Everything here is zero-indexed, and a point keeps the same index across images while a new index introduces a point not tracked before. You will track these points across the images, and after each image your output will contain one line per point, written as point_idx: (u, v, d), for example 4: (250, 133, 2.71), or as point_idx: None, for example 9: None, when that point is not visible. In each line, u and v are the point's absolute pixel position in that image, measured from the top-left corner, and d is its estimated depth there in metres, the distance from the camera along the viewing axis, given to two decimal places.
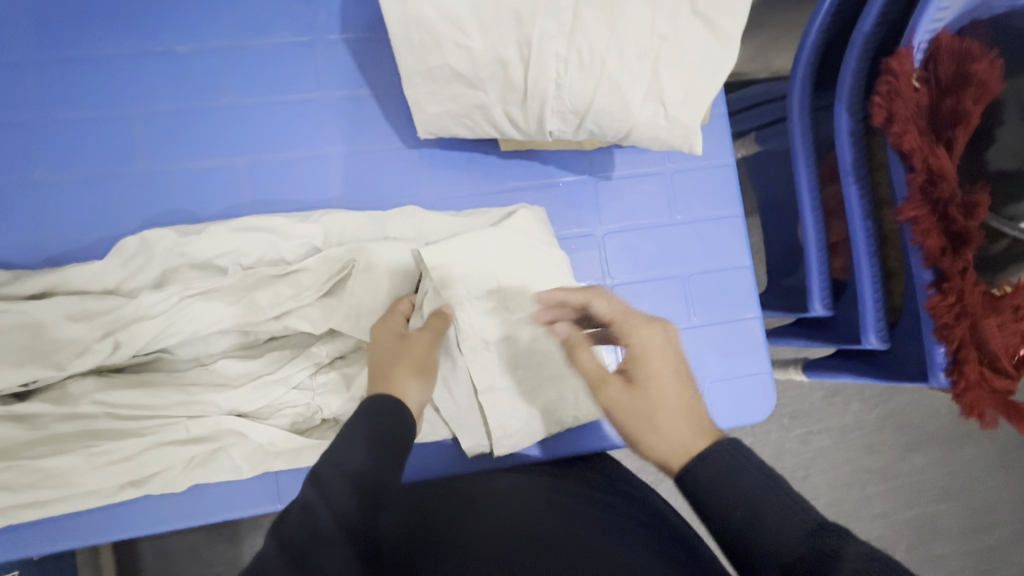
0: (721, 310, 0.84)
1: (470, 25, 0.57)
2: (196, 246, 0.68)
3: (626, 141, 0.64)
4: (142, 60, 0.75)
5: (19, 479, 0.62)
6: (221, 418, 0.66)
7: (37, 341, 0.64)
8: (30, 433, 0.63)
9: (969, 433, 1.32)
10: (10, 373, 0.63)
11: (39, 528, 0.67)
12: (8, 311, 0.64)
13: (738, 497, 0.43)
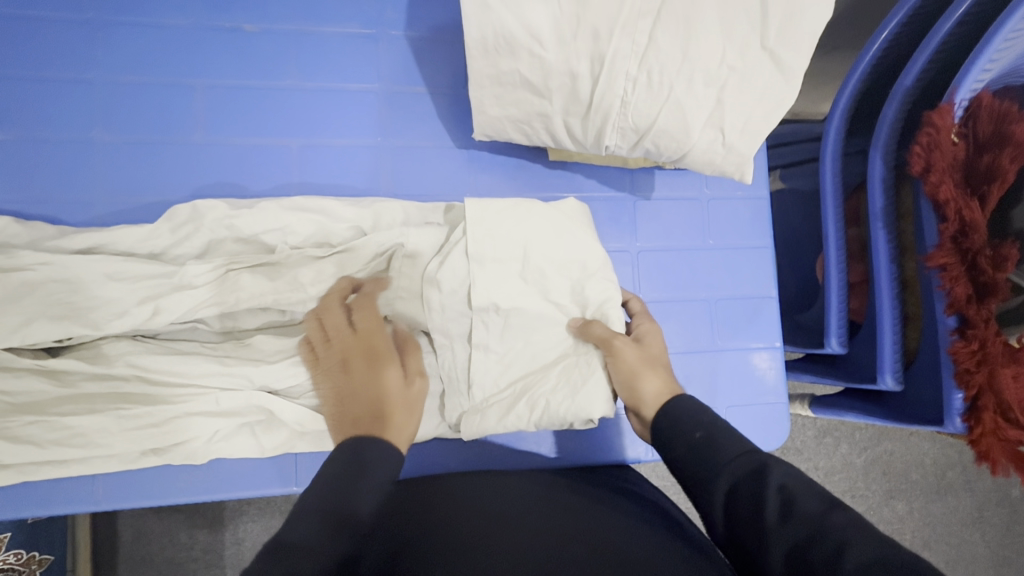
0: (745, 338, 0.85)
1: (548, 37, 0.59)
2: (245, 220, 0.69)
3: (680, 164, 0.66)
4: (211, 34, 0.75)
5: (45, 434, 0.63)
6: (252, 393, 0.66)
7: (77, 299, 0.65)
8: (61, 389, 0.63)
9: (950, 486, 1.35)
10: (48, 327, 0.63)
11: (53, 487, 0.67)
12: (52, 264, 0.65)
13: (697, 427, 0.55)
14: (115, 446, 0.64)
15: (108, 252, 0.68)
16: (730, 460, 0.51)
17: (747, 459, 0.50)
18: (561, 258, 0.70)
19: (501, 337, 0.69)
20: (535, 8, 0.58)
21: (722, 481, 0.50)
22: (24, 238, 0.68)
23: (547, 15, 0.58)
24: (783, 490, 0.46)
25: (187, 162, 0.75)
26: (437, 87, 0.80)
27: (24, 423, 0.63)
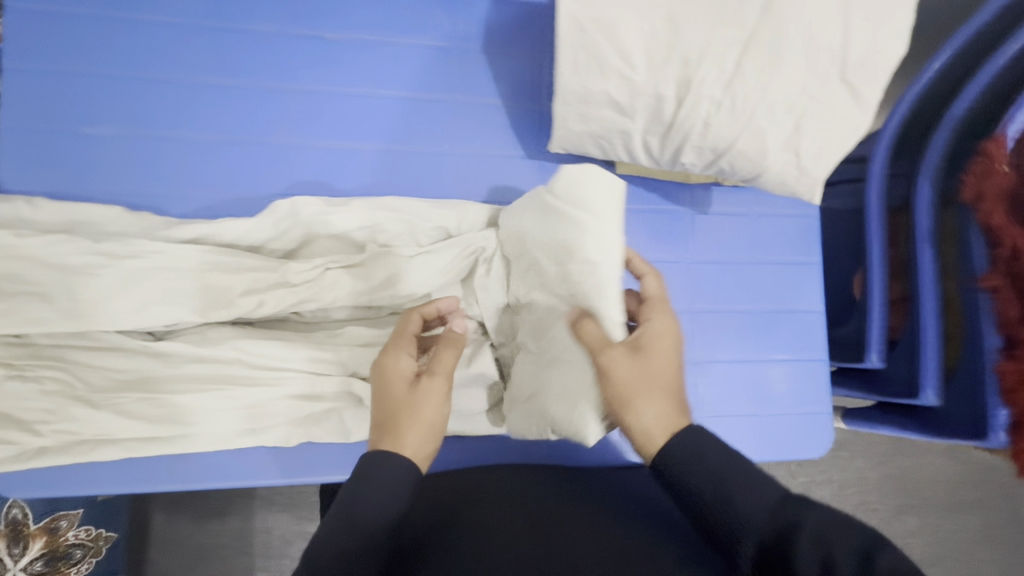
0: (795, 349, 0.89)
1: (640, 61, 0.63)
2: (339, 217, 0.74)
3: (753, 183, 0.70)
4: (292, 40, 0.77)
5: (154, 412, 0.69)
6: (345, 379, 0.72)
7: (184, 287, 0.70)
8: (167, 369, 0.69)
9: (960, 503, 1.39)
10: (159, 312, 0.69)
11: (148, 463, 0.72)
12: (160, 253, 0.70)
13: (706, 476, 0.51)
14: (218, 424, 0.71)
15: (211, 244, 0.74)
16: (764, 502, 0.48)
17: (776, 508, 0.47)
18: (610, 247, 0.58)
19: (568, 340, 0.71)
20: (630, 36, 0.62)
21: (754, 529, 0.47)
22: (131, 227, 0.72)
23: (640, 43, 0.62)
24: (818, 539, 0.42)
25: (274, 161, 0.77)
26: (511, 100, 0.83)
27: (137, 399, 0.69)
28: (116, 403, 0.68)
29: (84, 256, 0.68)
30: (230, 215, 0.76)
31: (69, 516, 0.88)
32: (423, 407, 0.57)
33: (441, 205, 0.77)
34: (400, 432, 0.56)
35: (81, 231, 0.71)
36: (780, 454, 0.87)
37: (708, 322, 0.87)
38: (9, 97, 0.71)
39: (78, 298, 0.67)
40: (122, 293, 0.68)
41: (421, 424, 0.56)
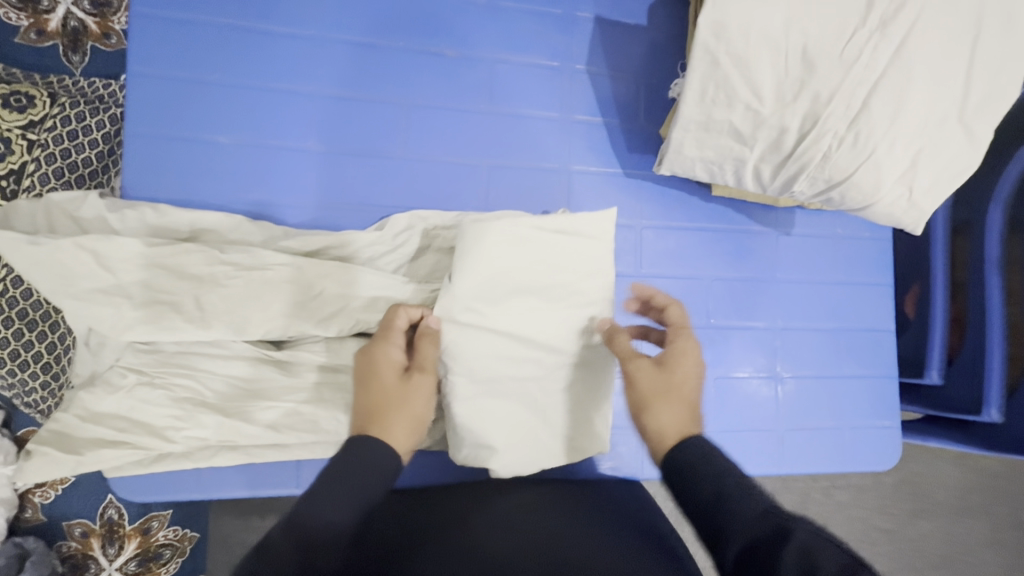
0: (869, 366, 0.94)
1: (768, 95, 0.66)
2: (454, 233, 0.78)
3: (860, 213, 0.73)
4: (418, 59, 0.81)
5: (281, 420, 0.71)
6: None
7: (309, 299, 0.72)
8: (289, 379, 0.72)
9: (968, 508, 1.45)
10: (287, 324, 0.71)
11: (262, 467, 0.74)
12: (286, 265, 0.72)
13: (707, 480, 0.51)
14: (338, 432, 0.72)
15: (330, 257, 0.76)
16: (747, 519, 0.48)
17: (767, 521, 0.47)
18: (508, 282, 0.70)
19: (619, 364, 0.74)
20: (762, 72, 0.65)
21: (735, 539, 0.47)
22: (254, 238, 0.74)
23: (771, 79, 0.66)
24: (806, 553, 0.43)
25: (393, 174, 0.80)
26: (612, 119, 0.87)
27: (263, 409, 0.71)
28: (245, 411, 0.71)
29: (213, 267, 0.70)
30: (348, 227, 0.79)
31: (159, 517, 0.88)
32: (410, 401, 0.60)
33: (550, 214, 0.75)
34: (650, 410, 0.58)
35: (207, 240, 0.72)
36: (850, 466, 0.91)
37: (787, 339, 0.92)
38: (137, 106, 0.73)
39: (207, 309, 0.69)
40: (251, 304, 0.70)
41: (395, 412, 0.58)
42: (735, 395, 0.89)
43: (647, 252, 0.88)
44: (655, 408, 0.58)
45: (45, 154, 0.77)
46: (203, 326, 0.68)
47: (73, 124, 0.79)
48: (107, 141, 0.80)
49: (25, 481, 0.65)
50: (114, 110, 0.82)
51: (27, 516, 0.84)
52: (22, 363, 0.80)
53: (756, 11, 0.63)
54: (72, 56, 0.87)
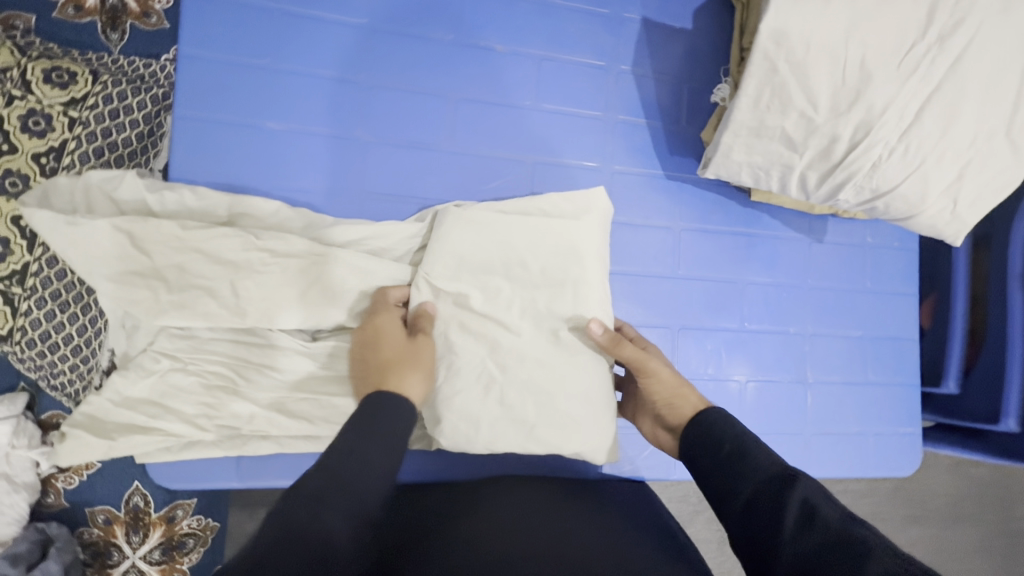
0: (893, 374, 0.96)
1: (824, 104, 0.68)
2: None
3: (903, 223, 0.75)
4: (468, 52, 0.81)
5: (315, 412, 0.70)
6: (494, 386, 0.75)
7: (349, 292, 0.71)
8: (326, 371, 0.71)
9: (957, 515, 1.45)
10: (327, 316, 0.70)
11: (289, 459, 0.73)
12: (327, 255, 0.70)
13: (726, 440, 0.59)
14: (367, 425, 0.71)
15: (369, 248, 0.75)
16: (759, 469, 0.54)
17: (774, 477, 0.53)
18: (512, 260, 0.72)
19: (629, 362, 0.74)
20: (820, 80, 0.66)
21: (747, 485, 0.54)
22: (293, 225, 0.72)
23: (828, 88, 0.67)
24: (807, 504, 0.49)
25: (438, 166, 0.80)
26: (655, 122, 0.88)
27: (299, 401, 0.70)
28: (279, 401, 0.69)
29: (249, 253, 0.67)
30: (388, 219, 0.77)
31: (185, 505, 0.87)
32: (414, 359, 0.64)
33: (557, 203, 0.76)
34: (676, 395, 0.69)
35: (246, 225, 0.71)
36: (871, 470, 0.93)
37: (816, 344, 0.93)
38: (185, 88, 0.72)
39: (245, 296, 0.67)
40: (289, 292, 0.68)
41: (408, 367, 0.63)
42: (764, 399, 0.90)
43: (684, 253, 0.89)
44: (680, 399, 0.68)
45: (86, 132, 0.76)
46: (240, 315, 0.67)
47: (114, 103, 0.77)
48: (148, 122, 0.79)
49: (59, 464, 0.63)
50: (156, 90, 0.80)
51: (48, 501, 0.83)
52: (51, 345, 0.78)
53: (819, 21, 0.64)
54: (111, 34, 0.85)
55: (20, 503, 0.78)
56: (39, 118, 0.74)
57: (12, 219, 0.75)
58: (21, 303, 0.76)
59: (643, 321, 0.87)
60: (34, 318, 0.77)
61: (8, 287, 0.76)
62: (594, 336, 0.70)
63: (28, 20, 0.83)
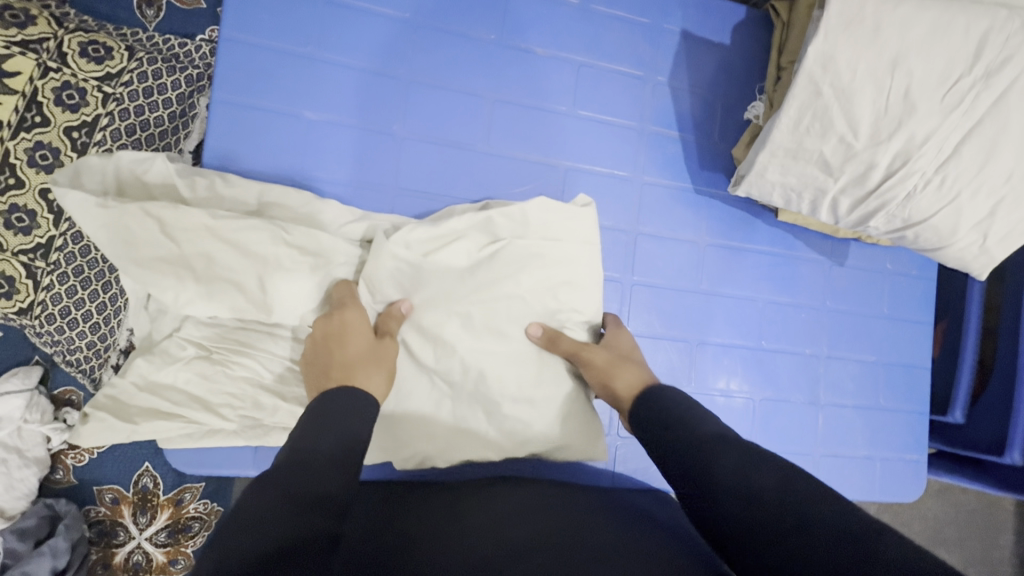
0: (903, 400, 0.96)
1: (863, 131, 0.68)
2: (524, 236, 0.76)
3: (931, 253, 0.76)
4: (508, 54, 0.80)
5: None
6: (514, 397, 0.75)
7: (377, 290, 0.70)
8: None
9: (942, 539, 1.47)
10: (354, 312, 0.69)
11: None
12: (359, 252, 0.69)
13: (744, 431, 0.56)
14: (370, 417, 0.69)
15: None
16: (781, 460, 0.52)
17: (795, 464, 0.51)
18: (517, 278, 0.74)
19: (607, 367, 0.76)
20: (862, 107, 0.67)
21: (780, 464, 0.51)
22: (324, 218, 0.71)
23: (870, 116, 0.67)
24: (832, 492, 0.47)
25: (470, 166, 0.79)
26: (688, 135, 0.88)
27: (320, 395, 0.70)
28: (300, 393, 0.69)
29: (284, 251, 0.66)
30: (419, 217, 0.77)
31: (193, 488, 0.86)
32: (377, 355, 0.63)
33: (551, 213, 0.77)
34: (612, 376, 0.67)
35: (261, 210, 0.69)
36: (877, 495, 0.94)
37: (829, 367, 0.94)
38: (225, 71, 0.71)
39: (272, 287, 0.66)
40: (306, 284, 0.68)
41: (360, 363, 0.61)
42: (776, 418, 0.91)
43: (707, 268, 0.89)
44: (614, 372, 0.67)
45: (120, 109, 0.75)
46: (266, 311, 0.66)
47: (149, 81, 0.76)
48: (181, 102, 0.79)
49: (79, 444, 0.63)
50: (191, 70, 0.80)
51: (57, 477, 0.82)
52: (71, 321, 0.77)
53: (866, 49, 0.65)
54: (147, 10, 0.84)
55: (31, 477, 0.78)
56: (72, 92, 0.73)
57: (39, 191, 0.73)
58: (43, 278, 0.75)
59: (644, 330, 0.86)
60: (55, 293, 0.76)
61: (32, 260, 0.74)
62: (534, 339, 0.70)
63: None
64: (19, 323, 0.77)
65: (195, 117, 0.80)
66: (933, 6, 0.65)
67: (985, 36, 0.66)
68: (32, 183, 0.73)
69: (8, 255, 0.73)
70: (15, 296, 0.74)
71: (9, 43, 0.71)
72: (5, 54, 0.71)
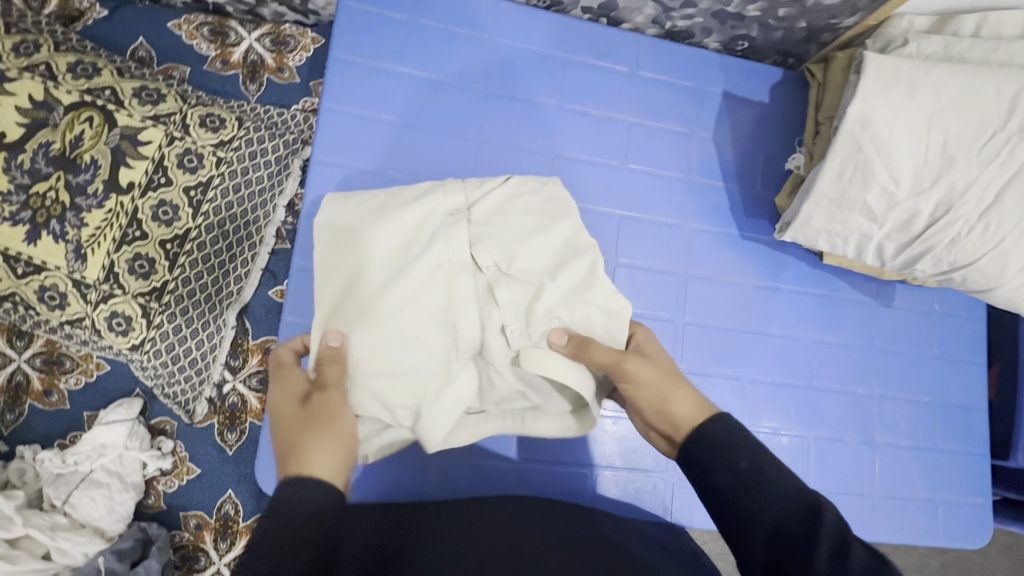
0: (962, 442, 0.96)
1: (904, 181, 0.73)
2: (546, 259, 0.69)
3: (981, 294, 0.78)
4: (566, 115, 0.90)
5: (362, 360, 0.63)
6: (431, 393, 0.64)
7: (437, 235, 0.68)
8: (386, 288, 0.65)
9: None
10: (420, 262, 0.66)
11: (390, 464, 0.78)
12: (437, 209, 0.70)
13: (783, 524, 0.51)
14: (392, 407, 0.64)
15: (489, 253, 0.68)
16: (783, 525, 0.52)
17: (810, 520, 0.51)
18: (531, 196, 0.73)
19: (453, 243, 0.68)
20: (903, 159, 0.73)
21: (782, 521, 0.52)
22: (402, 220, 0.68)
23: (910, 168, 0.73)
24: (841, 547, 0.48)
25: None
26: (732, 185, 0.94)
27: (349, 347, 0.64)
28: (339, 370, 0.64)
29: (433, 199, 0.70)
30: (521, 237, 0.69)
31: None
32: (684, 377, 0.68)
33: (550, 225, 0.70)
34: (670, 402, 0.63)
35: (494, 185, 0.73)
36: (942, 541, 0.92)
37: (881, 407, 0.94)
38: (324, 137, 0.81)
39: (392, 216, 0.68)
40: (522, 216, 0.71)
41: (667, 385, 0.64)
42: (831, 458, 0.91)
43: (756, 307, 0.93)
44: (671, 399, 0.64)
45: (230, 170, 0.87)
46: (374, 231, 0.68)
47: (254, 145, 0.89)
48: (278, 163, 0.92)
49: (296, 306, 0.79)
50: (288, 136, 0.93)
51: (149, 502, 0.89)
52: (173, 356, 0.86)
53: (904, 109, 0.72)
54: (250, 85, 0.98)
55: (129, 500, 0.85)
56: (192, 157, 0.85)
57: (159, 241, 0.83)
58: (155, 317, 0.84)
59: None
60: (164, 332, 0.84)
61: (147, 301, 0.83)
62: (559, 348, 0.65)
63: (183, 71, 0.96)
64: (129, 358, 0.86)
65: (288, 175, 0.94)
66: (964, 69, 0.72)
67: (1017, 96, 0.70)
68: (153, 235, 0.83)
69: (128, 297, 0.82)
70: (130, 333, 0.83)
71: (143, 116, 0.83)
72: (140, 126, 0.83)
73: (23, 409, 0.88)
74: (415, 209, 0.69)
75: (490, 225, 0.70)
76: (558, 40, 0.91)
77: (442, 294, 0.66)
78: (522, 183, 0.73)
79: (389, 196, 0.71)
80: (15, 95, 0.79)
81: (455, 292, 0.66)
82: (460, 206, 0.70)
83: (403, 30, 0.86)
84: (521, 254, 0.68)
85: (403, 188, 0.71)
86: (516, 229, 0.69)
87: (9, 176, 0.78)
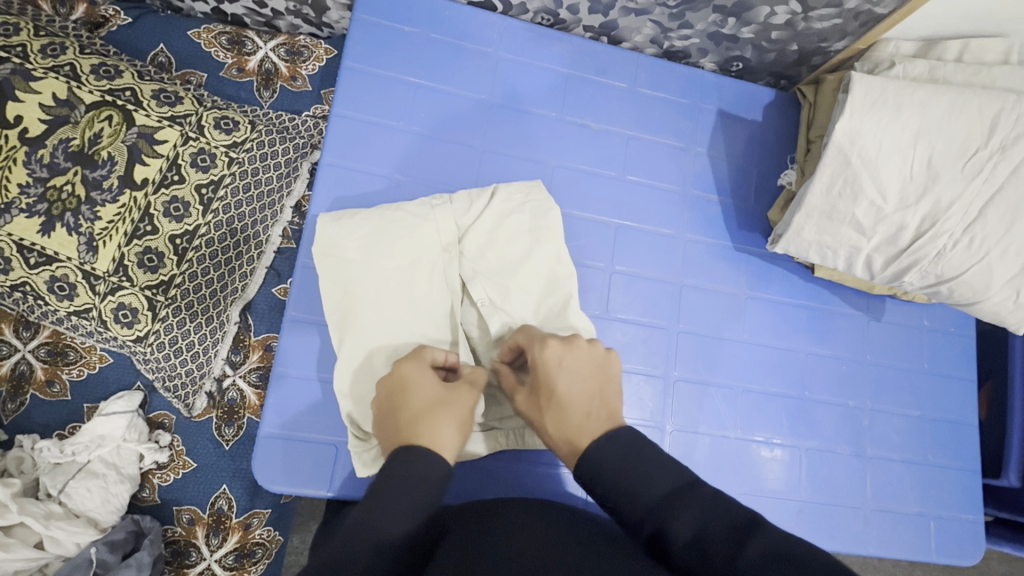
0: (952, 456, 0.96)
1: (891, 195, 0.76)
2: (540, 282, 0.77)
3: (968, 307, 0.80)
4: (567, 126, 0.93)
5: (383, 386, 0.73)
6: None
7: (435, 267, 0.76)
8: (394, 319, 0.74)
9: None
10: (423, 293, 0.75)
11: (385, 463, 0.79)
12: (434, 240, 0.77)
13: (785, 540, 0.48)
14: None
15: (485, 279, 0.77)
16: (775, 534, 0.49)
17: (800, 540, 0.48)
18: (519, 218, 0.78)
19: (452, 276, 0.76)
20: (890, 174, 0.76)
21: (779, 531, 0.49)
22: (405, 250, 0.76)
23: (896, 183, 0.76)
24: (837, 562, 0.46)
25: None
26: (727, 199, 0.97)
27: (366, 380, 0.72)
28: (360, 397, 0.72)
29: (431, 230, 0.77)
30: (513, 264, 0.77)
31: (260, 513, 0.91)
32: (579, 401, 0.64)
33: (541, 252, 0.78)
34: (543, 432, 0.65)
35: (483, 207, 0.78)
36: (935, 556, 0.92)
37: (872, 418, 0.95)
38: (333, 141, 0.85)
39: (396, 245, 0.76)
40: (511, 241, 0.77)
41: (539, 418, 0.65)
42: (822, 468, 0.92)
43: (749, 317, 0.95)
44: (552, 431, 0.64)
45: (241, 170, 0.90)
46: (382, 258, 0.75)
47: (264, 148, 0.92)
48: (287, 165, 0.95)
49: (287, 335, 0.78)
50: (298, 140, 0.96)
51: (143, 495, 0.89)
52: (176, 349, 0.88)
53: (889, 127, 0.75)
54: (264, 91, 1.02)
55: (123, 492, 0.85)
56: (205, 157, 0.88)
57: (169, 236, 0.86)
58: (161, 310, 0.87)
59: (637, 367, 0.89)
60: (168, 325, 0.87)
61: (154, 294, 0.86)
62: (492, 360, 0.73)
63: (200, 77, 1.00)
64: (132, 351, 0.87)
65: (296, 177, 0.96)
66: (948, 90, 0.75)
67: (997, 116, 0.74)
68: (164, 230, 0.86)
69: (136, 289, 0.85)
70: (136, 325, 0.86)
71: (160, 116, 0.87)
72: (157, 126, 0.86)
73: (24, 399, 0.89)
74: (410, 244, 0.76)
75: (482, 253, 0.77)
76: (560, 56, 0.95)
77: (446, 320, 0.75)
78: (512, 204, 0.79)
79: (385, 222, 0.76)
80: (40, 94, 0.83)
81: (456, 319, 0.75)
82: (453, 237, 0.77)
83: (412, 43, 0.90)
84: (513, 281, 0.77)
85: (396, 214, 0.77)
86: (508, 257, 0.77)
87: (29, 169, 0.82)
